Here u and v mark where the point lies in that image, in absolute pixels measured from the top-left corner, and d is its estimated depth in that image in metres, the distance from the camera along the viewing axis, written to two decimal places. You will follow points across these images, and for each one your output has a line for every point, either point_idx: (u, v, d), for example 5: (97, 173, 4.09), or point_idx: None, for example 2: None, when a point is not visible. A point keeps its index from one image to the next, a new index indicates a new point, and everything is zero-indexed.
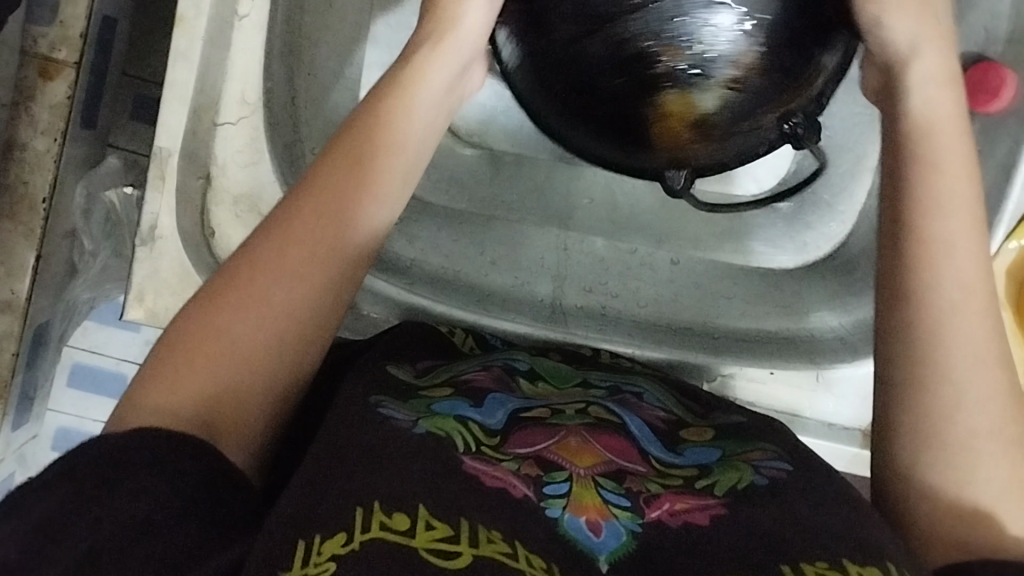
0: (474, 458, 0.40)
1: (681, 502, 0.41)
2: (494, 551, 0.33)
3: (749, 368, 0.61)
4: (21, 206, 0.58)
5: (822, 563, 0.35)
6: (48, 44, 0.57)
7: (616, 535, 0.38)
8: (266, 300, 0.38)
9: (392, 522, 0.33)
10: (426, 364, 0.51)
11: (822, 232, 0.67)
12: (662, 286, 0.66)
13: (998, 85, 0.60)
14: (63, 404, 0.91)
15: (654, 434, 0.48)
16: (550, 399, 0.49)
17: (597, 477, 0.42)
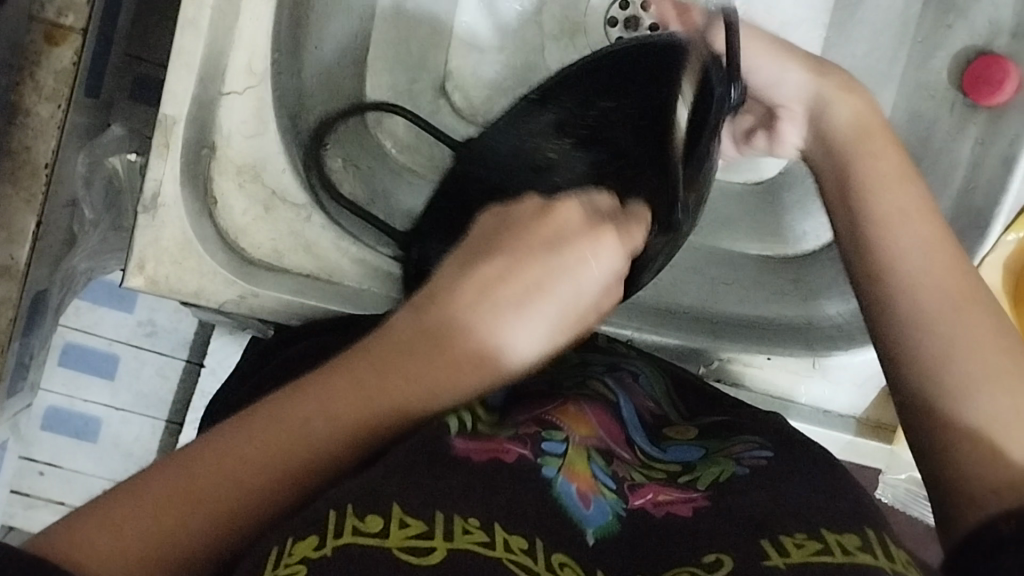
0: (466, 438, 0.38)
1: (664, 494, 0.42)
2: (470, 542, 0.32)
3: (748, 353, 0.61)
4: (22, 171, 0.58)
5: (800, 535, 0.36)
6: (55, 10, 0.57)
7: (603, 512, 0.39)
8: (252, 474, 0.32)
9: (365, 524, 0.31)
10: None
11: (818, 220, 0.68)
12: (661, 270, 0.66)
13: (1002, 78, 0.61)
14: (54, 383, 0.91)
15: (641, 422, 0.48)
16: (552, 373, 0.50)
17: (591, 448, 0.43)
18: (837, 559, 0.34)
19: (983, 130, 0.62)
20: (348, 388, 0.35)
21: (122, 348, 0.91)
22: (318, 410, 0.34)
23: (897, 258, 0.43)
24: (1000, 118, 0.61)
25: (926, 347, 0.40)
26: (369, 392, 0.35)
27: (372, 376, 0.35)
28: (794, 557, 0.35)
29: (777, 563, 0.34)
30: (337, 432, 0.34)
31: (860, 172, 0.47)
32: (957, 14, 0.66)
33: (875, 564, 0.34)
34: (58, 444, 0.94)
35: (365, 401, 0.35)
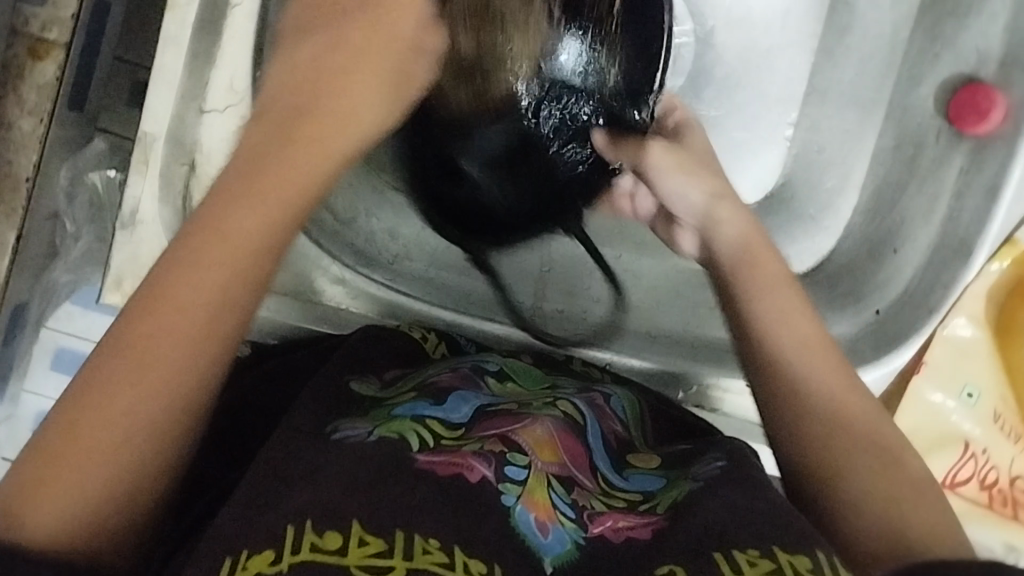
0: (430, 454, 0.40)
1: (624, 520, 0.41)
2: (431, 562, 0.33)
3: (728, 378, 0.60)
4: (3, 184, 0.58)
5: (754, 551, 0.35)
6: (39, 25, 0.57)
7: (561, 540, 0.39)
8: (157, 362, 0.33)
9: (323, 541, 0.33)
10: (392, 374, 0.50)
11: (806, 245, 0.69)
12: (644, 292, 0.67)
13: (988, 108, 0.61)
14: (42, 389, 0.91)
15: (606, 447, 0.48)
16: (519, 397, 0.50)
17: (552, 476, 0.42)
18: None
19: (968, 158, 0.61)
20: (226, 238, 0.36)
21: None
22: (201, 266, 0.35)
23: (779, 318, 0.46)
24: (985, 147, 0.60)
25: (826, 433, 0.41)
26: (225, 242, 0.36)
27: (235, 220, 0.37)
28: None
29: None
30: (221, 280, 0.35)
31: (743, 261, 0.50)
32: (943, 43, 0.66)
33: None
34: None
35: (232, 245, 0.36)
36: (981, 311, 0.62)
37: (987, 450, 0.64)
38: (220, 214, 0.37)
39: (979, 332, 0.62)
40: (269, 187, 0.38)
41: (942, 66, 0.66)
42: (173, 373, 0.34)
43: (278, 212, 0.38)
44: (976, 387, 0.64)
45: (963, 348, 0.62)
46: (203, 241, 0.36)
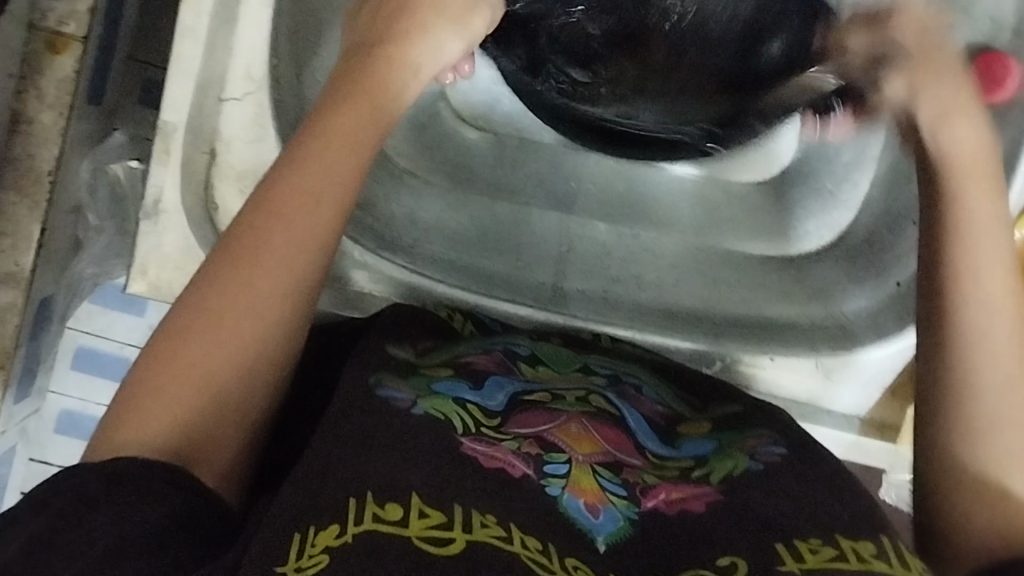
0: (473, 439, 0.41)
1: (677, 491, 0.42)
2: (488, 535, 0.34)
3: (749, 354, 0.62)
4: (26, 178, 0.58)
5: (814, 539, 0.37)
6: (56, 19, 0.58)
7: (614, 518, 0.40)
8: (229, 316, 0.40)
9: (384, 512, 0.34)
10: (427, 346, 0.51)
11: (823, 220, 0.67)
12: (663, 269, 0.66)
13: (1004, 76, 0.61)
14: (67, 387, 0.92)
15: (651, 427, 0.48)
16: (553, 385, 0.50)
17: (596, 464, 0.43)
18: (850, 566, 0.35)
19: None
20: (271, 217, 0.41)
21: (134, 352, 0.91)
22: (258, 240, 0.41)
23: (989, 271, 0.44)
24: (1002, 116, 0.62)
25: (975, 402, 0.43)
26: (275, 225, 0.41)
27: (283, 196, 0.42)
28: (809, 563, 0.35)
29: (790, 568, 0.35)
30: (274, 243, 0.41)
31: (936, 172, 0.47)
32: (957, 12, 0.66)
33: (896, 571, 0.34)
34: (71, 447, 0.94)
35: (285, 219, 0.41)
36: None
37: None
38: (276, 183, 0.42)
39: None
40: (328, 166, 0.43)
41: None
42: (249, 333, 0.40)
43: (327, 188, 0.42)
44: None
45: None
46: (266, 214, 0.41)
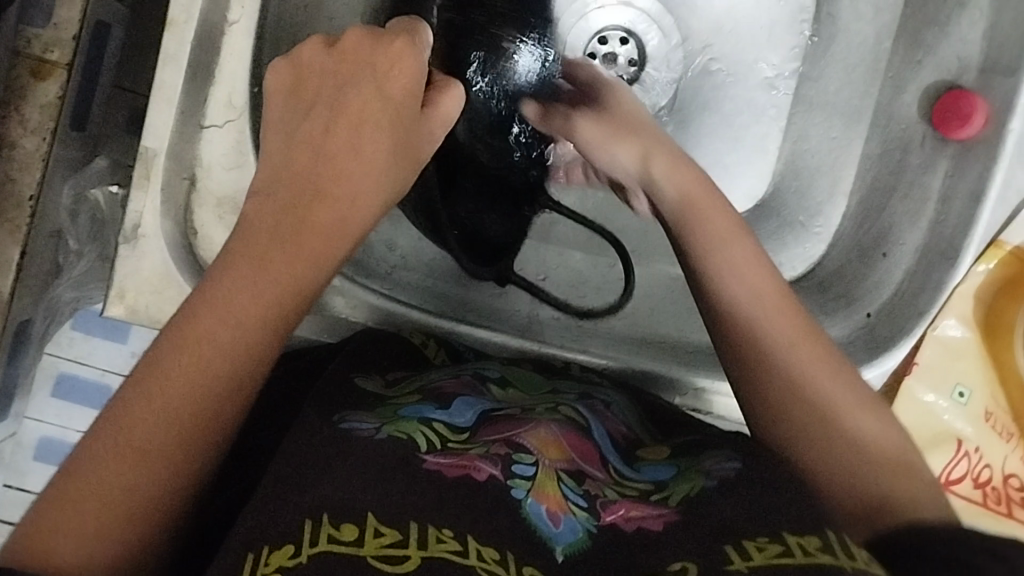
0: (436, 455, 0.42)
1: (636, 509, 0.43)
2: (444, 549, 0.36)
3: (721, 383, 0.61)
4: (8, 203, 0.59)
5: (763, 538, 0.38)
6: (41, 46, 0.59)
7: (573, 530, 0.40)
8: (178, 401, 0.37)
9: (340, 533, 0.35)
10: (397, 374, 0.53)
11: (798, 252, 0.71)
12: (639, 300, 0.68)
13: (970, 112, 0.62)
14: (45, 415, 0.91)
15: (614, 446, 0.49)
16: (520, 402, 0.51)
17: (560, 471, 0.44)
18: (794, 560, 0.35)
19: (953, 163, 0.63)
20: (170, 380, 0.38)
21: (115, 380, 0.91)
22: (153, 409, 0.37)
23: (727, 268, 0.51)
24: (969, 151, 0.62)
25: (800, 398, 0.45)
26: (171, 396, 0.37)
27: (181, 357, 0.38)
28: (755, 561, 0.36)
29: (737, 567, 0.36)
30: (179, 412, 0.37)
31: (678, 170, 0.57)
32: (925, 50, 0.68)
33: (833, 563, 0.34)
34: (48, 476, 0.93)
35: (184, 379, 0.38)
36: (969, 310, 0.62)
37: (979, 449, 0.62)
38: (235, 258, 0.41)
39: (968, 331, 0.62)
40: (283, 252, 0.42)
41: (925, 73, 0.67)
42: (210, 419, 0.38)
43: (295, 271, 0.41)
44: (966, 386, 0.62)
45: (952, 348, 0.62)
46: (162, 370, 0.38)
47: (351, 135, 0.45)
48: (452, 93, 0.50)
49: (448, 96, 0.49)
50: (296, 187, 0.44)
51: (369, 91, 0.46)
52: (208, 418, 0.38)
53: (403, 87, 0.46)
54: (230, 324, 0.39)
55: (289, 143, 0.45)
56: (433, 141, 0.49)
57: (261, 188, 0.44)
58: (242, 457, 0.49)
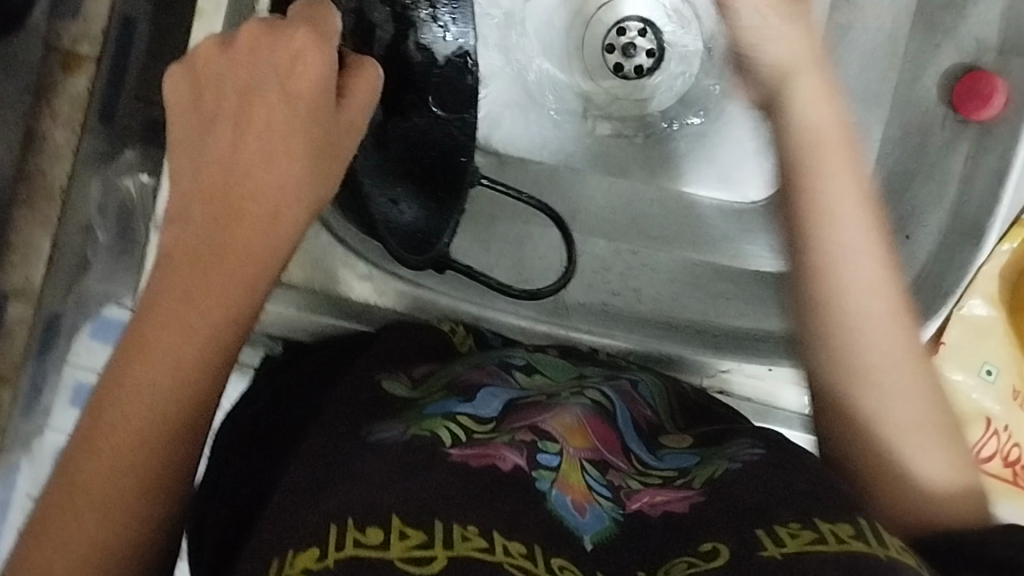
0: (462, 448, 0.42)
1: (661, 495, 0.44)
2: (470, 548, 0.35)
3: (748, 364, 0.62)
4: (38, 195, 0.59)
5: (795, 523, 0.38)
6: (71, 39, 0.59)
7: (599, 518, 0.41)
8: (123, 436, 0.38)
9: (365, 536, 0.34)
10: (423, 371, 0.52)
11: None
12: (663, 285, 0.68)
13: (990, 92, 0.63)
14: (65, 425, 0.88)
15: (639, 433, 0.49)
16: (546, 390, 0.51)
17: (585, 460, 0.44)
18: (828, 548, 0.36)
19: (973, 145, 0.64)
20: (112, 438, 0.38)
21: None
22: (104, 467, 0.37)
23: (839, 242, 0.51)
24: (989, 133, 0.63)
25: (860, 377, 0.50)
26: (117, 456, 0.37)
27: (122, 414, 0.38)
28: (788, 549, 0.37)
29: (772, 553, 0.37)
30: (127, 463, 0.37)
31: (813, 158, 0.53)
32: (943, 33, 0.69)
33: (867, 551, 0.35)
34: None
35: (133, 416, 0.38)
36: (995, 291, 0.64)
37: (1008, 427, 0.66)
38: (172, 266, 0.40)
39: (994, 311, 0.64)
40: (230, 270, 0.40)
41: (943, 56, 0.68)
42: (159, 445, 0.38)
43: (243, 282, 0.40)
44: (994, 364, 0.65)
45: (981, 328, 0.64)
46: (104, 425, 0.38)
47: (262, 146, 0.41)
48: (368, 73, 0.45)
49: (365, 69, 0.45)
50: (209, 207, 0.40)
51: (273, 95, 0.42)
52: (156, 467, 0.38)
53: (310, 84, 0.42)
54: (173, 357, 0.38)
55: (197, 164, 0.41)
56: (357, 133, 0.44)
57: (177, 214, 0.41)
58: (272, 457, 0.50)
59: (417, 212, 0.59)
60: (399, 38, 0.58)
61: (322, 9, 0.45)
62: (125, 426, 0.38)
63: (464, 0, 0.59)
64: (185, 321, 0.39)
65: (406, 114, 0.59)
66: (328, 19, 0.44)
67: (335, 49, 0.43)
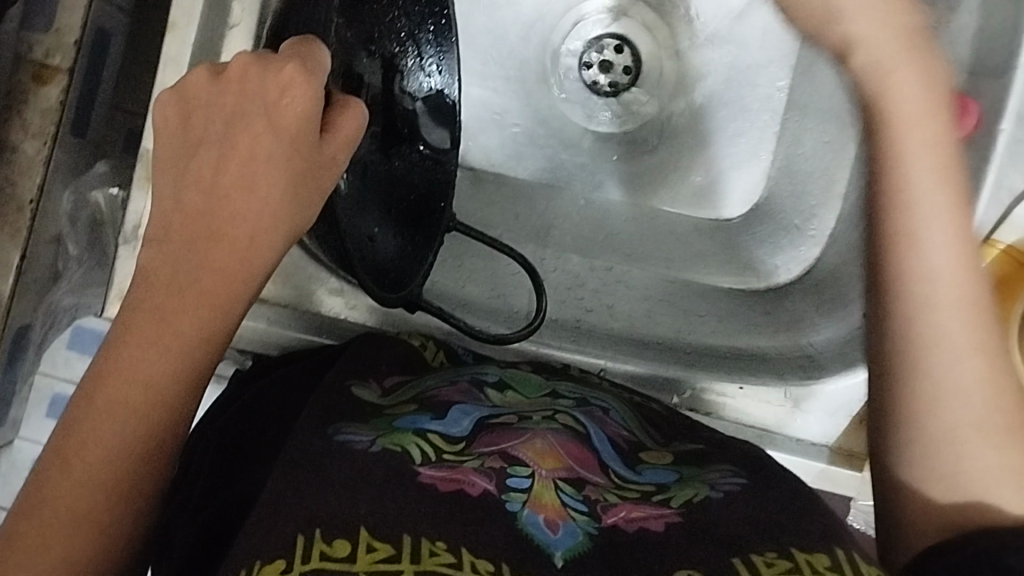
0: (431, 467, 0.42)
1: (636, 510, 0.42)
2: (436, 564, 0.35)
3: (717, 383, 0.61)
4: (8, 207, 0.59)
5: (772, 553, 0.38)
6: (43, 51, 0.59)
7: (573, 534, 0.39)
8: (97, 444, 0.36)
9: (332, 549, 0.34)
10: (394, 381, 0.52)
11: (792, 255, 0.70)
12: (636, 301, 0.67)
13: (964, 112, 0.61)
14: (40, 435, 0.87)
15: (616, 451, 0.48)
16: (518, 406, 0.50)
17: (558, 480, 0.43)
18: None
19: None
20: (84, 453, 0.36)
21: None
22: (74, 483, 0.36)
23: (903, 220, 0.43)
24: None
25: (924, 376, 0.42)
26: (87, 466, 0.36)
27: (94, 429, 0.36)
28: (766, 574, 0.37)
29: None
30: (98, 479, 0.36)
31: (887, 130, 0.44)
32: None
33: None
34: None
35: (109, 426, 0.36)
36: None
37: None
38: (154, 278, 0.39)
39: None
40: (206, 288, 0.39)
41: None
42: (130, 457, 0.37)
43: (221, 298, 0.39)
44: None
45: None
46: (79, 438, 0.36)
47: (243, 175, 0.40)
48: (352, 112, 0.45)
49: (351, 110, 0.44)
50: (188, 229, 0.40)
51: (259, 126, 0.41)
52: (131, 480, 0.37)
53: (299, 116, 0.41)
54: (156, 367, 0.37)
55: (179, 181, 0.41)
56: (336, 169, 0.44)
57: (157, 233, 0.40)
58: (239, 471, 0.48)
59: (391, 245, 0.60)
60: (390, 84, 0.60)
61: (311, 44, 0.44)
62: (98, 442, 0.36)
63: (450, 49, 0.62)
64: (165, 334, 0.38)
65: (389, 156, 0.61)
66: (319, 55, 0.44)
67: (322, 84, 0.42)
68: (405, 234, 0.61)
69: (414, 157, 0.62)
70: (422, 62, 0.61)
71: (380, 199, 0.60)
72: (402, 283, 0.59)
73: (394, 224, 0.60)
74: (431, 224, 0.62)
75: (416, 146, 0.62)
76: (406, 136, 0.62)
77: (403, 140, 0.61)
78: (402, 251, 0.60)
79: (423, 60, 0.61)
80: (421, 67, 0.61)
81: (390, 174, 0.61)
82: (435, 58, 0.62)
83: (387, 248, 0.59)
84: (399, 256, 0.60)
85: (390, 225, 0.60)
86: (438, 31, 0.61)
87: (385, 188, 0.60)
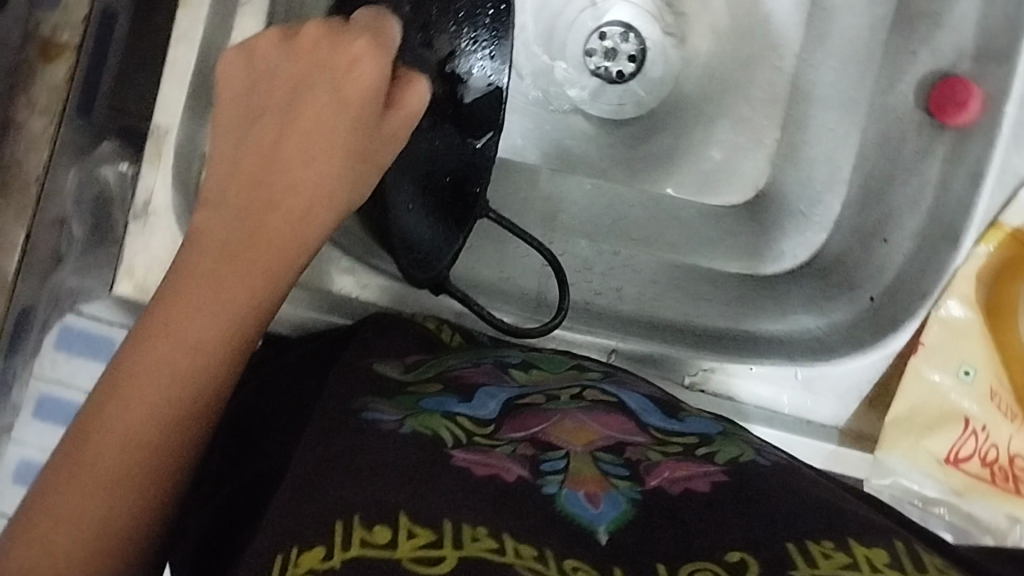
0: (465, 450, 0.41)
1: (682, 469, 0.42)
2: (481, 549, 0.33)
3: (728, 363, 0.61)
4: None
5: (828, 543, 0.36)
6: None
7: (615, 504, 0.39)
8: (146, 392, 0.37)
9: (372, 535, 0.33)
10: (415, 359, 0.51)
11: (799, 240, 0.71)
12: (644, 285, 0.67)
13: (966, 98, 0.61)
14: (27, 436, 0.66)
15: (653, 407, 0.49)
16: (544, 385, 0.50)
17: (596, 452, 0.43)
18: None
19: (951, 147, 0.62)
20: (131, 409, 0.37)
21: None
22: (120, 436, 0.36)
23: None
24: (966, 138, 0.61)
25: None
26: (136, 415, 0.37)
27: (140, 384, 0.37)
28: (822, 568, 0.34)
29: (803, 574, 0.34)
30: (140, 437, 0.37)
31: None
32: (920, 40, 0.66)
33: None
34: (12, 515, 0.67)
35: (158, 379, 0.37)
36: (972, 291, 0.60)
37: (986, 427, 0.61)
38: (205, 243, 0.40)
39: (972, 312, 0.60)
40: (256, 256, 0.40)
41: (921, 62, 0.66)
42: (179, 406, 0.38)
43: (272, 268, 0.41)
44: (971, 363, 0.61)
45: (957, 329, 0.60)
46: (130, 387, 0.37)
47: (302, 145, 0.43)
48: (415, 91, 0.47)
49: (412, 89, 0.46)
50: (242, 195, 0.41)
51: (325, 95, 0.43)
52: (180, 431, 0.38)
53: (362, 89, 0.44)
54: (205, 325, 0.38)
55: (239, 146, 0.43)
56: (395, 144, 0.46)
57: (210, 196, 0.42)
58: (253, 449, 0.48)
59: (422, 228, 0.60)
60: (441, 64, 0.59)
61: (380, 19, 0.47)
62: (148, 387, 0.37)
63: (505, 39, 0.61)
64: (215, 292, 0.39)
65: (432, 132, 0.60)
66: (390, 30, 0.46)
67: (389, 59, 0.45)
68: (439, 216, 0.60)
69: (450, 142, 0.61)
70: (473, 43, 0.60)
71: (417, 175, 0.60)
72: (431, 263, 0.59)
73: (428, 206, 0.60)
74: (464, 210, 0.61)
75: (451, 132, 0.60)
76: (448, 118, 0.60)
77: (442, 121, 0.60)
78: (435, 233, 0.60)
79: (475, 44, 0.60)
80: (473, 49, 0.60)
81: (428, 154, 0.60)
82: (489, 42, 0.60)
83: (420, 231, 0.59)
84: (435, 239, 0.59)
85: (426, 207, 0.60)
86: (494, 15, 0.61)
87: (422, 168, 0.60)
